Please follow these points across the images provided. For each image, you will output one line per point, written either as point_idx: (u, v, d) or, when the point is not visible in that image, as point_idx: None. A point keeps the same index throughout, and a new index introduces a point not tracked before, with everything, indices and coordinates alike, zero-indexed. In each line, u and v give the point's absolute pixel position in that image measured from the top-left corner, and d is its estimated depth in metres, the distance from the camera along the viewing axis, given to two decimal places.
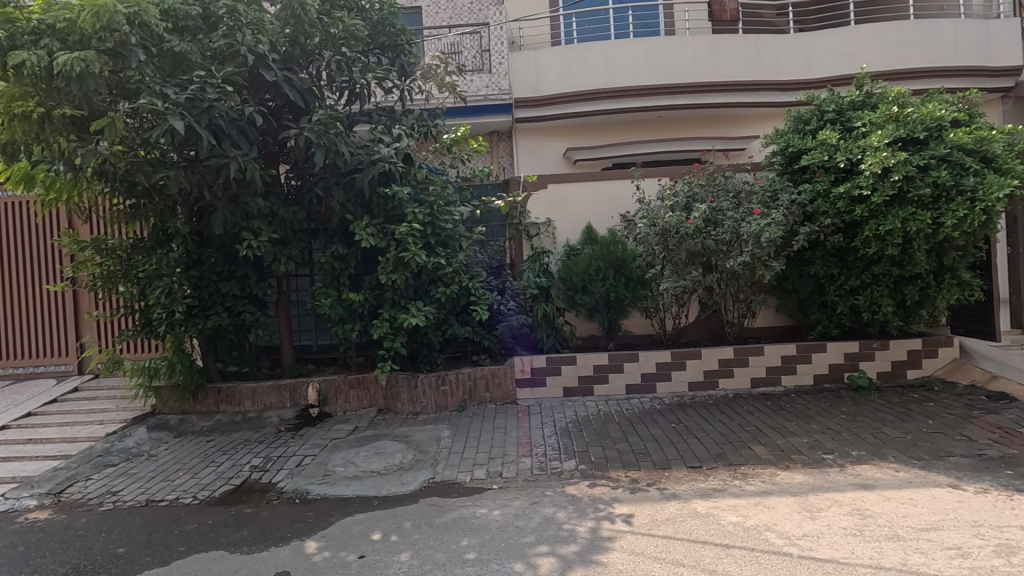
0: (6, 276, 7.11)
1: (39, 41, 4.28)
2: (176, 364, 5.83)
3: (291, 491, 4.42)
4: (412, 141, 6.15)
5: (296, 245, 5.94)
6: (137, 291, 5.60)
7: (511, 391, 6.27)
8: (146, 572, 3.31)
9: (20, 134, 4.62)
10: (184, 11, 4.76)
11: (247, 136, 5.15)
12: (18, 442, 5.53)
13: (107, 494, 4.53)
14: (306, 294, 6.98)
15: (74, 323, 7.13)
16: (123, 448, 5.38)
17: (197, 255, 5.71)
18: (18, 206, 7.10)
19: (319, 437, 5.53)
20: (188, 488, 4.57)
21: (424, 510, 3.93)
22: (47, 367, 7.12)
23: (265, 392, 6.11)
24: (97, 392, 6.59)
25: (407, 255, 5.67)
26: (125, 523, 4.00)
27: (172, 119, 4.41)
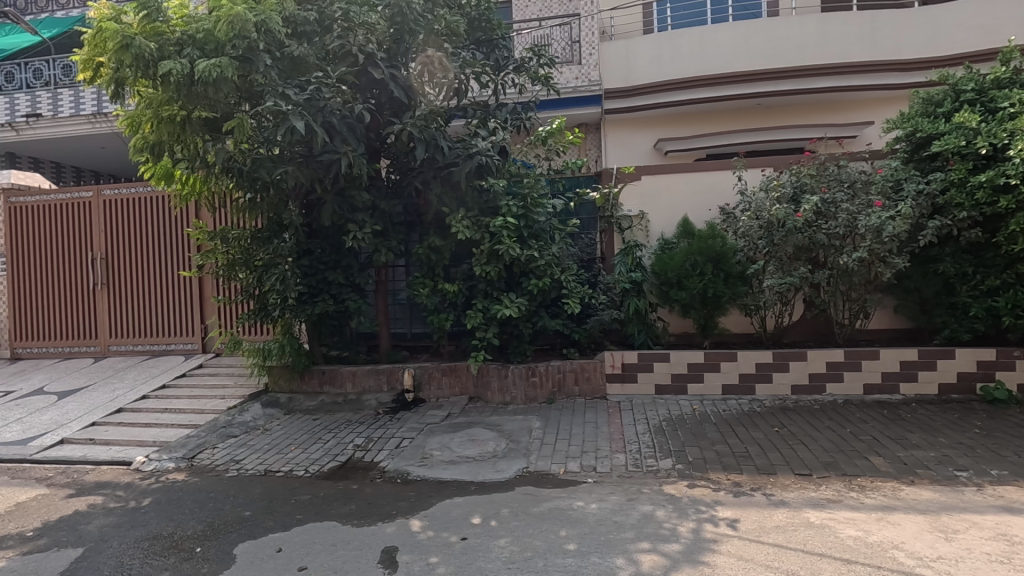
0: (146, 263, 7.98)
1: (182, 50, 4.75)
2: (286, 346, 6.27)
3: (393, 471, 4.64)
4: (507, 133, 6.22)
5: (394, 237, 6.18)
6: (254, 278, 6.05)
7: (600, 385, 6.21)
8: (271, 534, 3.59)
9: (165, 136, 5.14)
10: (302, 17, 5.07)
11: (355, 132, 5.43)
12: (155, 411, 6.21)
13: (231, 462, 4.98)
14: (401, 284, 7.27)
15: (200, 306, 7.88)
16: (242, 421, 5.89)
17: (306, 246, 6.10)
18: (159, 199, 7.95)
19: (415, 421, 5.76)
20: (301, 461, 4.93)
21: (521, 498, 3.99)
22: (176, 345, 7.92)
23: (364, 375, 6.44)
24: (218, 369, 7.26)
25: (502, 247, 5.75)
26: (247, 490, 4.37)
27: (293, 119, 4.76)
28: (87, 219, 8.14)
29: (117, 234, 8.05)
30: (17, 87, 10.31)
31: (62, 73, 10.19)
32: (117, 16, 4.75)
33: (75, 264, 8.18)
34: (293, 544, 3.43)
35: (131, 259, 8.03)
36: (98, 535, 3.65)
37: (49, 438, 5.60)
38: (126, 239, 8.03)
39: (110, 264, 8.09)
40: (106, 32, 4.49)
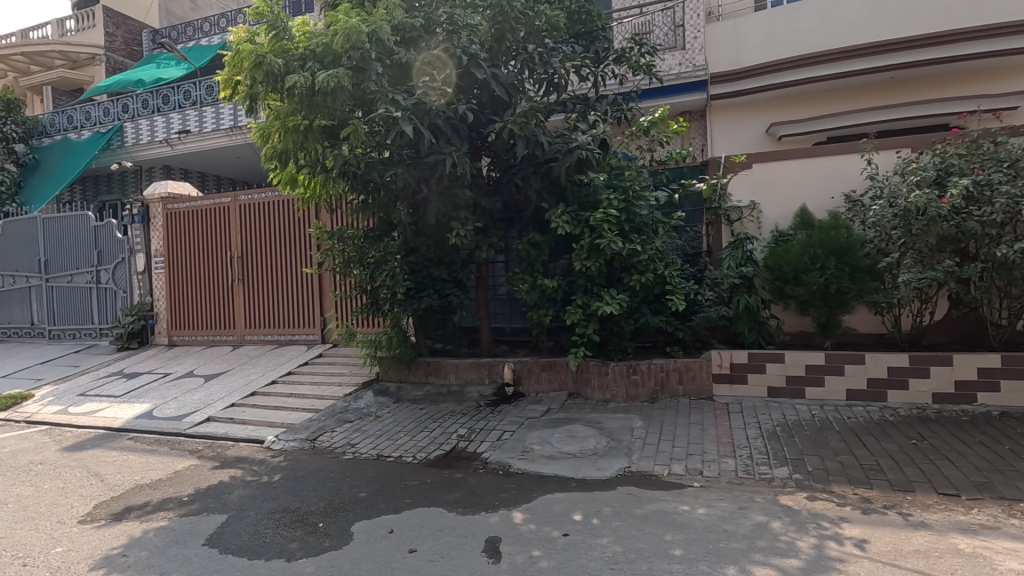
0: (275, 262, 8.80)
1: (304, 64, 5.17)
2: (395, 338, 6.63)
3: (495, 463, 4.74)
4: (608, 126, 6.12)
5: (495, 233, 6.29)
6: (367, 275, 6.43)
7: (706, 385, 5.92)
8: (384, 516, 3.81)
9: (291, 144, 5.56)
10: (410, 24, 5.28)
11: (459, 132, 5.60)
12: (283, 395, 6.84)
13: (347, 446, 5.37)
14: (501, 279, 7.42)
15: (320, 300, 8.56)
16: (356, 408, 6.33)
17: (413, 243, 6.40)
18: (285, 203, 8.72)
19: (515, 415, 5.84)
20: (409, 448, 5.19)
21: (623, 498, 3.91)
22: (300, 336, 8.67)
23: (466, 368, 6.64)
24: (336, 358, 7.85)
25: (603, 241, 5.65)
26: (362, 472, 4.69)
27: (403, 123, 5.01)
28: (227, 223, 9.15)
29: (251, 236, 8.96)
30: (172, 107, 11.75)
31: (206, 92, 11.44)
32: (251, 38, 5.25)
33: (218, 262, 9.23)
34: (403, 527, 3.61)
35: (263, 258, 8.89)
36: (239, 504, 4.08)
37: (198, 415, 6.38)
38: (258, 239, 8.91)
39: (245, 263, 9.01)
40: (242, 53, 5.01)
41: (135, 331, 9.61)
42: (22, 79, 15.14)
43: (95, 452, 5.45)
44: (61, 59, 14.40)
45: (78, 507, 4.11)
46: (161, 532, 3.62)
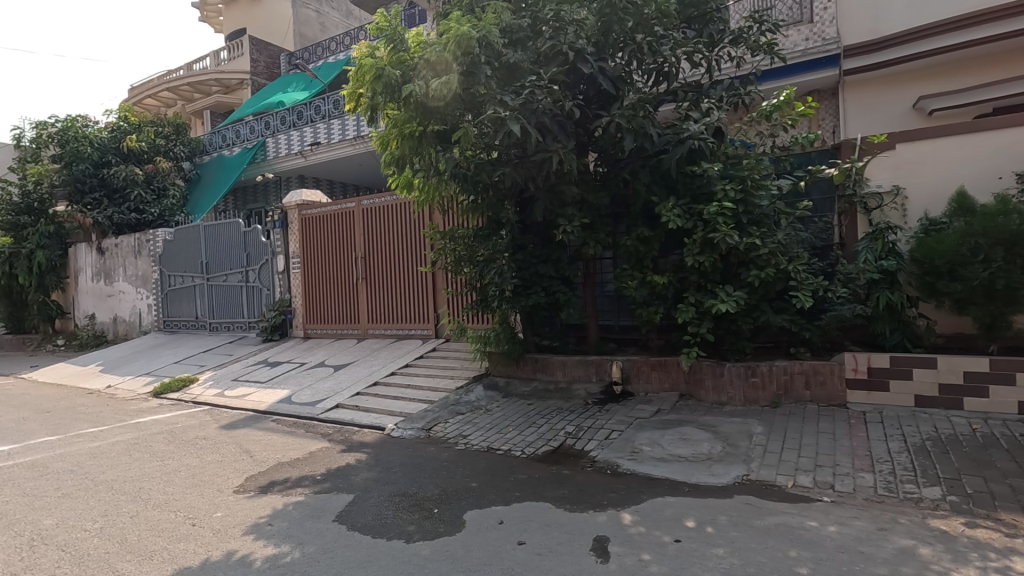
0: (394, 261, 9.40)
1: (419, 73, 5.46)
2: (503, 334, 6.78)
3: (603, 462, 4.69)
4: (723, 113, 5.79)
5: (602, 230, 6.20)
6: (476, 273, 6.57)
7: (838, 391, 5.37)
8: (494, 506, 3.92)
9: (407, 150, 5.86)
10: (517, 25, 5.40)
11: (565, 129, 5.60)
12: (401, 386, 7.29)
13: (459, 437, 5.60)
14: (609, 276, 7.33)
15: (434, 297, 9.00)
16: (467, 400, 6.57)
17: (520, 241, 6.50)
18: (402, 206, 9.27)
19: (624, 414, 5.72)
20: (517, 442, 5.30)
21: (741, 508, 3.68)
22: (416, 330, 9.17)
23: (573, 365, 6.63)
24: (448, 353, 8.22)
25: (718, 235, 5.31)
26: (473, 463, 4.86)
27: (511, 122, 5.10)
28: (352, 225, 9.92)
29: (373, 237, 9.64)
30: (305, 122, 12.97)
31: (334, 106, 12.44)
32: (372, 53, 5.61)
33: (345, 262, 10.05)
34: (512, 519, 3.70)
35: (383, 258, 9.53)
36: (363, 486, 4.42)
37: (328, 402, 7.01)
38: (379, 240, 9.57)
39: (368, 262, 9.73)
40: (365, 67, 5.42)
41: (276, 324, 10.79)
42: (187, 105, 17.54)
43: (246, 431, 6.19)
44: (217, 86, 16.48)
45: (233, 478, 4.70)
46: (299, 506, 4.03)
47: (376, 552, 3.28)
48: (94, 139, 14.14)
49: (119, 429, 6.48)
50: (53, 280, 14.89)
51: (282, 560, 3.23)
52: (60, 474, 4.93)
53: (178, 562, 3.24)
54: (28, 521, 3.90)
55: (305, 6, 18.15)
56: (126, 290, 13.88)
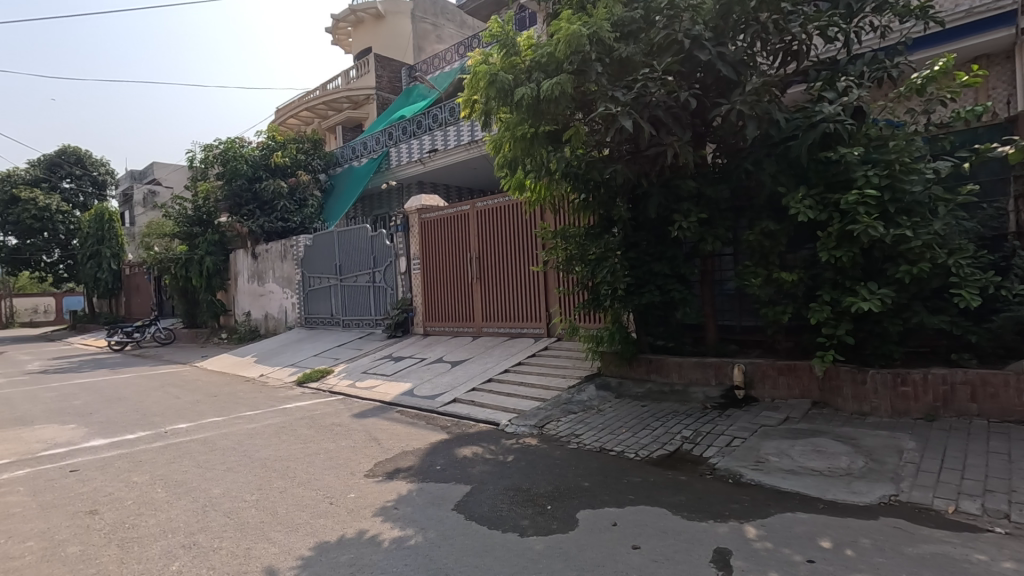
0: (507, 260, 9.62)
1: (530, 76, 5.52)
2: (616, 334, 6.64)
3: (724, 470, 4.44)
4: (864, 91, 5.21)
5: (722, 225, 5.86)
6: (587, 272, 6.43)
7: (1014, 404, 4.61)
8: (607, 508, 3.88)
9: (519, 152, 5.87)
10: (629, 17, 5.27)
11: (681, 121, 5.36)
12: (514, 383, 7.46)
13: (572, 435, 5.61)
14: (729, 274, 6.93)
15: (545, 296, 9.09)
16: (579, 400, 6.55)
17: (633, 238, 6.33)
18: (515, 207, 9.46)
19: (747, 420, 5.36)
20: (631, 444, 5.19)
21: (889, 532, 3.29)
22: (528, 329, 9.32)
23: (691, 367, 6.34)
24: (560, 351, 8.26)
25: (858, 227, 4.76)
26: (586, 463, 4.84)
27: (623, 118, 4.99)
28: (467, 227, 10.31)
29: (487, 238, 9.95)
30: (424, 130, 13.72)
31: (449, 113, 13.01)
32: (486, 60, 5.79)
33: (461, 263, 10.48)
34: (627, 522, 3.63)
35: (497, 258, 9.81)
36: (479, 478, 4.59)
37: (447, 396, 7.37)
38: (493, 241, 9.85)
39: (482, 263, 10.06)
40: (479, 74, 5.60)
41: (399, 322, 11.55)
42: (323, 122, 19.39)
43: (374, 420, 6.71)
44: (347, 103, 18.01)
45: (363, 463, 5.12)
46: (421, 493, 4.29)
47: (492, 543, 3.39)
48: (248, 157, 16.09)
49: (270, 413, 7.34)
50: (218, 282, 17.23)
51: (406, 542, 3.46)
52: (225, 450, 5.70)
53: (318, 535, 3.60)
54: (202, 489, 4.55)
55: (422, 21, 19.30)
56: (274, 290, 15.65)
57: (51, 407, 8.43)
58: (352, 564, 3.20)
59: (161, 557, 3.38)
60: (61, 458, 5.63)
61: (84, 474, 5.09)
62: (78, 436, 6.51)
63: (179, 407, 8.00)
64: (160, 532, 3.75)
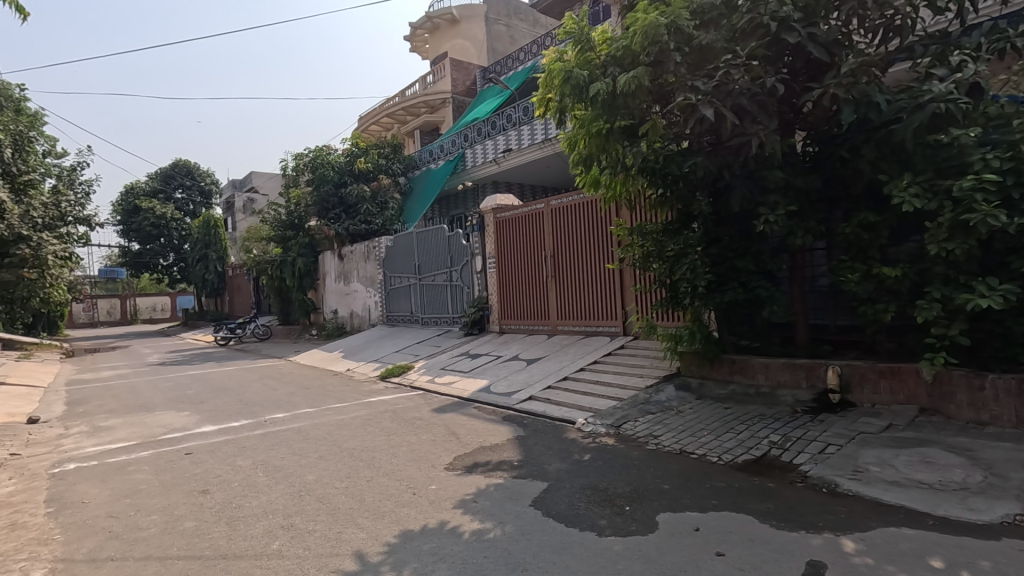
0: (583, 258, 9.55)
1: (605, 71, 5.46)
2: (697, 333, 6.41)
3: (817, 479, 4.17)
4: (981, 65, 4.70)
5: (814, 217, 5.50)
6: (666, 269, 6.21)
7: None
8: (689, 512, 3.76)
9: (594, 149, 5.78)
10: (709, 3, 5.08)
11: (767, 109, 5.09)
12: (590, 382, 7.39)
13: (650, 436, 5.49)
14: (822, 270, 6.49)
15: (622, 294, 8.93)
16: (658, 400, 6.38)
17: (715, 234, 6.06)
18: (590, 204, 9.35)
19: (843, 426, 5.00)
20: (714, 447, 4.99)
21: (1013, 554, 2.96)
22: (604, 327, 9.20)
23: (779, 369, 6.00)
24: (637, 350, 8.09)
25: (975, 216, 4.30)
26: (665, 465, 4.72)
27: (703, 108, 4.81)
28: (542, 225, 10.33)
29: (562, 236, 9.92)
30: (498, 131, 13.90)
31: (524, 113, 13.09)
32: (560, 57, 5.82)
33: (536, 261, 10.53)
34: (710, 528, 3.50)
35: (572, 256, 9.76)
36: (557, 475, 4.60)
37: (523, 393, 7.44)
38: (568, 239, 9.81)
39: (557, 261, 10.05)
40: (554, 72, 5.61)
41: (476, 320, 11.79)
42: (402, 127, 20.13)
43: (453, 415, 6.91)
44: (425, 107, 18.59)
45: (443, 456, 5.28)
46: (499, 488, 4.36)
47: (570, 540, 3.39)
48: (334, 164, 16.99)
49: (357, 406, 7.74)
50: (309, 282, 18.38)
51: (486, 535, 3.53)
52: (317, 439, 6.09)
53: (403, 524, 3.76)
54: (297, 475, 4.89)
55: (496, 23, 19.53)
56: (358, 289, 16.47)
57: (169, 395, 9.37)
58: (434, 553, 3.31)
59: (263, 535, 3.67)
60: (178, 442, 6.24)
61: (197, 457, 5.62)
62: (192, 422, 7.19)
63: (276, 398, 8.63)
64: (262, 513, 4.07)
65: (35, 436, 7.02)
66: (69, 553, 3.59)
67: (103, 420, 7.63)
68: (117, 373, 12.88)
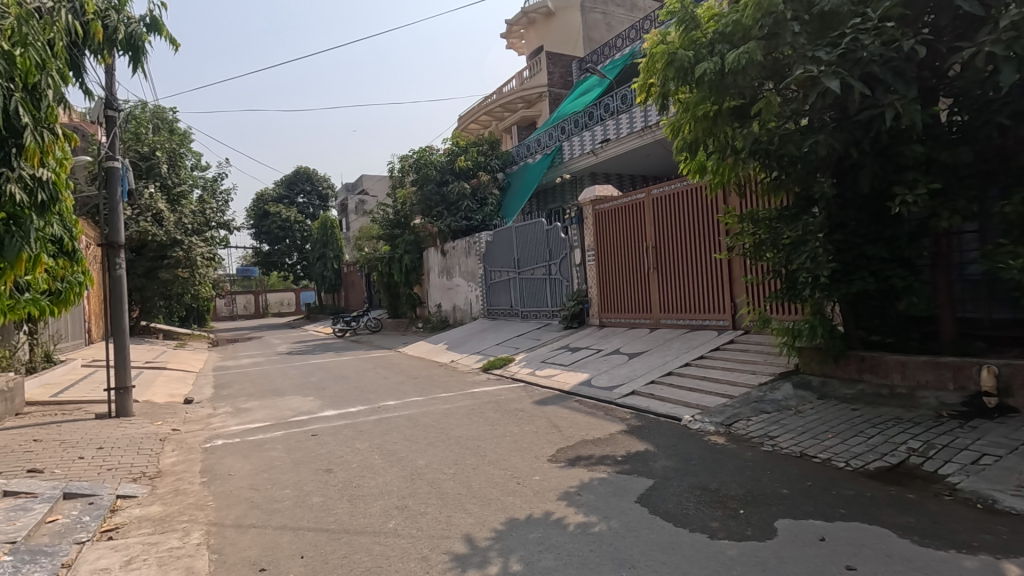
0: (687, 248, 9.15)
1: (712, 49, 5.17)
2: (819, 327, 5.86)
3: (969, 493, 3.68)
4: None
5: (963, 196, 4.84)
6: (782, 258, 5.67)
7: None
8: (812, 520, 3.47)
9: (700, 133, 5.45)
10: None
11: (905, 75, 4.56)
12: (696, 378, 7.07)
13: (766, 436, 5.14)
14: (973, 256, 5.69)
15: (730, 286, 8.43)
16: (774, 398, 5.95)
17: (840, 218, 5.53)
18: (695, 191, 8.92)
19: (1002, 435, 4.36)
20: (840, 452, 4.57)
21: None
22: (711, 321, 8.75)
23: (919, 367, 5.31)
24: (749, 345, 7.60)
25: None
26: (783, 468, 4.40)
27: (828, 80, 4.40)
28: (642, 216, 10.06)
29: (664, 226, 9.58)
30: (595, 121, 13.72)
31: (622, 101, 12.80)
32: (663, 40, 5.60)
33: (636, 252, 10.27)
34: (838, 538, 3.21)
35: (675, 246, 9.39)
36: (663, 473, 4.46)
37: (625, 388, 7.31)
38: (670, 228, 9.45)
39: (659, 252, 9.74)
40: (657, 55, 5.40)
41: (575, 313, 11.74)
42: (500, 124, 20.49)
43: (554, 408, 6.94)
44: (522, 103, 18.76)
45: (546, 448, 5.32)
46: (603, 482, 4.32)
47: (680, 541, 3.28)
48: (436, 163, 17.47)
49: (461, 396, 8.03)
50: (415, 277, 19.32)
51: (592, 529, 3.51)
52: (426, 426, 6.40)
53: (509, 512, 3.85)
54: (409, 459, 5.17)
55: (592, 11, 19.16)
56: (460, 284, 17.04)
57: (296, 381, 10.33)
58: (541, 543, 3.35)
59: (381, 514, 3.92)
60: (305, 424, 6.85)
61: (322, 439, 6.13)
62: (316, 407, 7.87)
63: (388, 387, 9.19)
64: (379, 493, 4.35)
65: (191, 414, 8.05)
66: (221, 518, 4.07)
67: (244, 403, 8.58)
68: (254, 360, 14.42)
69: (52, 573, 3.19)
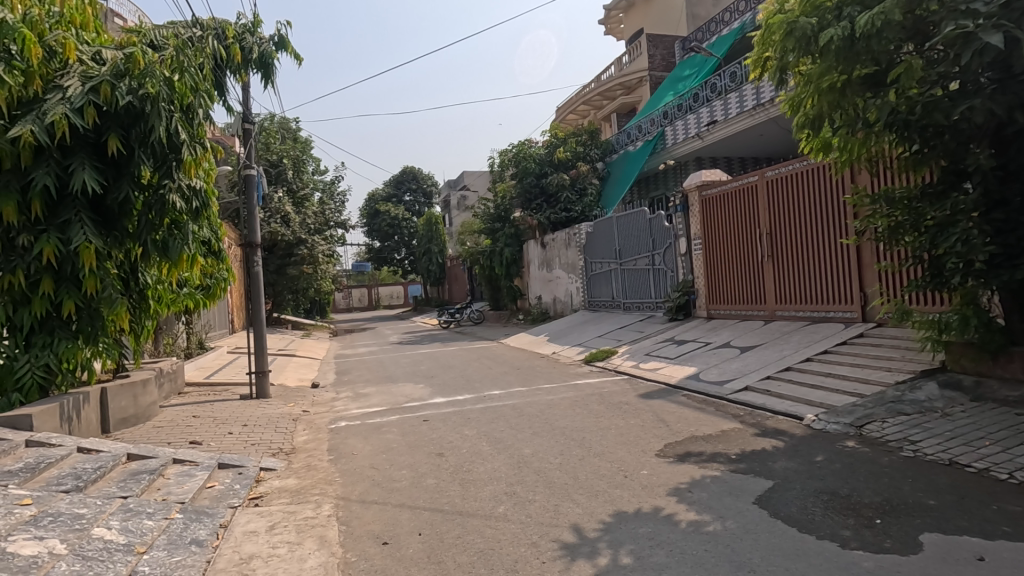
0: (808, 234, 8.42)
1: (840, 13, 4.68)
2: (971, 320, 5.16)
3: None
4: None
5: None
6: (925, 241, 5.03)
7: None
8: (967, 537, 3.08)
9: (825, 108, 4.93)
10: None
11: None
12: (820, 375, 6.51)
13: (905, 441, 4.63)
14: None
15: (860, 274, 7.65)
16: (914, 399, 5.32)
17: (1000, 194, 4.78)
18: (818, 170, 8.18)
19: None
20: (1001, 462, 4.00)
21: None
22: (837, 313, 8.00)
23: None
24: (882, 339, 6.87)
25: None
26: (928, 477, 3.93)
27: (986, 35, 3.85)
28: (755, 201, 9.42)
29: (780, 211, 8.89)
30: (701, 103, 13.06)
31: (731, 79, 12.06)
32: (780, 8, 5.25)
33: (749, 240, 9.65)
34: (1002, 559, 2.82)
35: (793, 233, 8.70)
36: (784, 475, 4.16)
37: (737, 383, 6.92)
38: (788, 213, 8.75)
39: (775, 239, 9.07)
40: (774, 25, 5.00)
41: (681, 305, 11.29)
42: (599, 112, 20.16)
43: (661, 402, 6.74)
44: (621, 89, 18.27)
45: (654, 442, 5.19)
46: (717, 481, 4.12)
47: (805, 547, 3.05)
48: (536, 156, 17.74)
49: (564, 388, 8.06)
50: (515, 269, 19.66)
51: (705, 528, 3.38)
52: (530, 416, 6.51)
53: (617, 505, 3.80)
54: (515, 448, 5.29)
55: None
56: (560, 276, 17.06)
57: (407, 369, 10.95)
58: (651, 538, 3.28)
59: (491, 499, 4.05)
60: (417, 410, 7.24)
61: (432, 424, 6.45)
62: (426, 394, 8.29)
63: (492, 376, 9.46)
64: (488, 479, 4.50)
65: (317, 397, 8.83)
66: (346, 493, 4.43)
67: (362, 388, 9.26)
68: (369, 350, 15.52)
69: (213, 531, 3.67)
